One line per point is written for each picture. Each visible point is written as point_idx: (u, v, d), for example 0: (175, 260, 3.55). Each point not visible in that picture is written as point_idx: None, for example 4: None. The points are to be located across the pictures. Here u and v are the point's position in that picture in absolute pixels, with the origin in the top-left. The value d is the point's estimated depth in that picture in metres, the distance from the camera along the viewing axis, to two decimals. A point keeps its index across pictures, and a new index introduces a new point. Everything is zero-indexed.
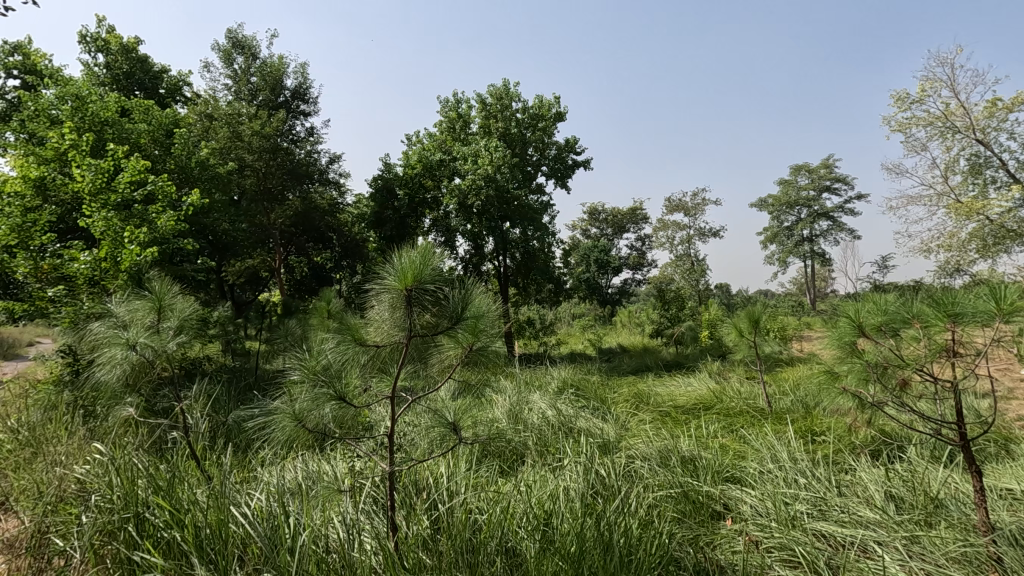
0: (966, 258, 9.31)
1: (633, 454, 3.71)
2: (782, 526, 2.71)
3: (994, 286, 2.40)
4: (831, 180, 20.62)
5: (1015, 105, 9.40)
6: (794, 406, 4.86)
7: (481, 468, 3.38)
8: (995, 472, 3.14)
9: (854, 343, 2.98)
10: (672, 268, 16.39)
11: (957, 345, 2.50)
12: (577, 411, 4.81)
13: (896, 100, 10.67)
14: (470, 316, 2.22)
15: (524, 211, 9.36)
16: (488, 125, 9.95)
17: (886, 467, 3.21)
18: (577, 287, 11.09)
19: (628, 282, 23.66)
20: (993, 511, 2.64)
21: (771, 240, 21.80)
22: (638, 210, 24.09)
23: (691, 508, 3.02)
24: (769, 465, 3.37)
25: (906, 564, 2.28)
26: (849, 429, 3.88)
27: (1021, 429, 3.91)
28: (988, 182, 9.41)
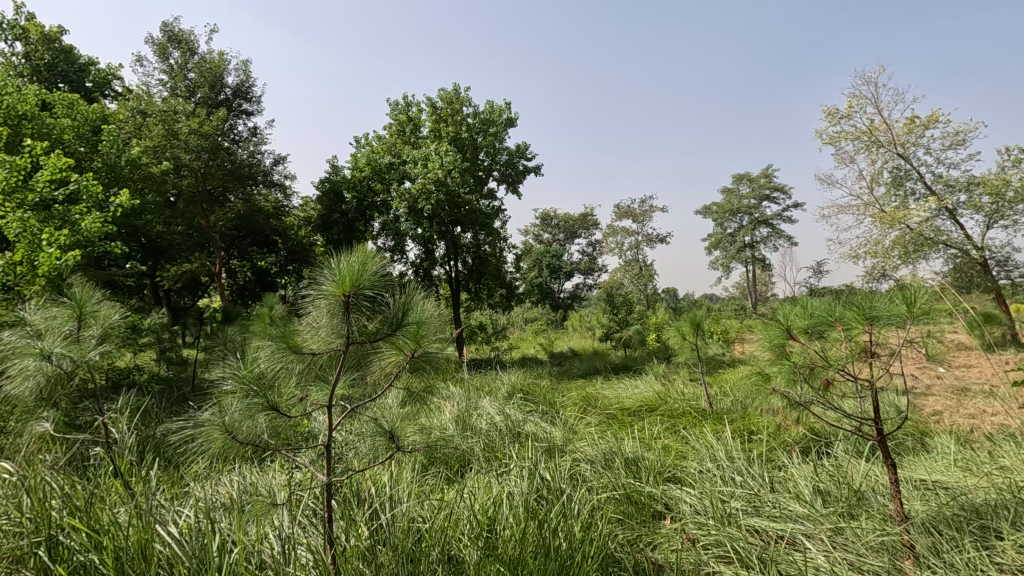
0: (890, 264, 9.93)
1: (579, 456, 3.75)
2: (718, 522, 2.80)
3: (906, 291, 2.56)
4: (770, 189, 21.62)
5: (931, 122, 10.12)
6: (733, 407, 5.06)
7: (427, 476, 3.33)
8: (910, 464, 3.36)
9: (784, 345, 3.10)
10: (622, 272, 16.79)
11: (875, 346, 2.65)
12: (525, 415, 4.82)
13: (827, 114, 11.30)
14: (411, 322, 2.19)
15: (475, 216, 9.36)
16: (438, 129, 9.90)
17: (815, 462, 3.38)
18: (529, 291, 11.18)
19: (579, 287, 24.09)
20: (908, 501, 2.82)
21: (715, 246, 22.64)
22: (589, 216, 24.58)
23: (633, 508, 3.08)
24: (708, 464, 3.49)
25: (830, 555, 2.40)
26: (781, 428, 4.06)
27: (933, 424, 4.21)
28: (908, 194, 10.07)
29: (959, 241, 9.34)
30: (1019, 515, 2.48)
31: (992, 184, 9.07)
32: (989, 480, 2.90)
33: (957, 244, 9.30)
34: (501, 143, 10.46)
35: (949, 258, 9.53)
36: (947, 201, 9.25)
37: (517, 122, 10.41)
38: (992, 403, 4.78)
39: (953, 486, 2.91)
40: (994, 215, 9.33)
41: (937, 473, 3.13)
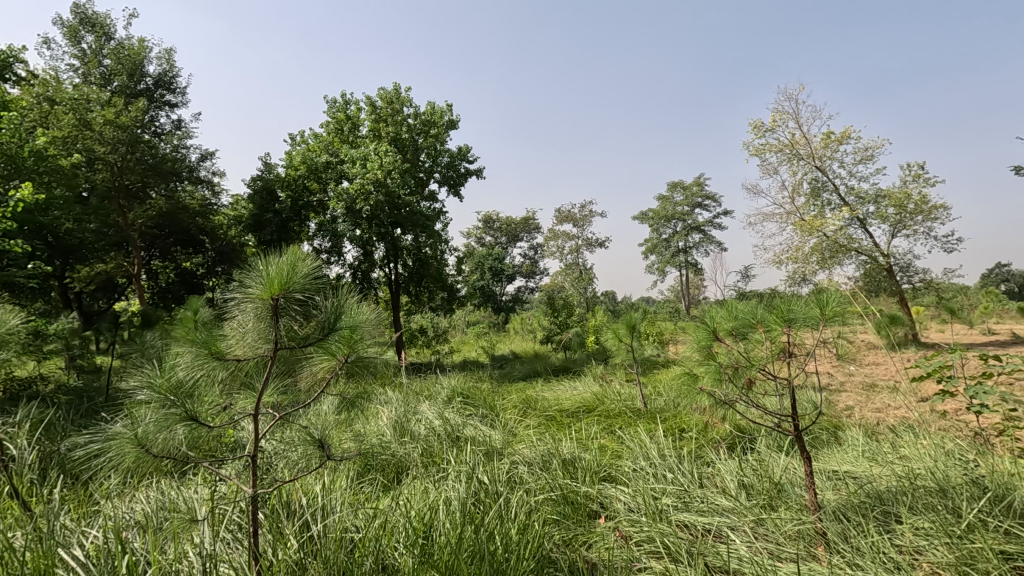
0: (809, 269, 10.62)
1: (517, 459, 3.77)
2: (650, 518, 2.89)
3: (820, 294, 2.75)
4: (702, 197, 22.66)
5: (844, 138, 10.92)
6: (666, 406, 5.25)
7: (362, 484, 3.25)
8: (824, 457, 3.60)
9: (711, 347, 3.25)
10: (562, 276, 17.07)
11: (793, 346, 2.82)
12: (464, 419, 4.80)
13: (753, 127, 11.96)
14: (344, 327, 2.13)
15: (416, 217, 9.24)
16: (378, 128, 9.71)
17: (740, 457, 3.55)
18: (470, 294, 11.16)
19: (521, 290, 24.29)
20: (821, 491, 3.02)
21: (651, 251, 23.44)
22: (530, 219, 24.85)
23: (570, 509, 3.12)
24: (642, 462, 3.60)
25: (752, 545, 2.53)
26: (710, 426, 4.25)
27: (845, 418, 4.53)
28: (825, 204, 10.81)
29: (868, 248, 10.12)
30: (915, 500, 2.72)
31: (896, 196, 9.90)
32: (891, 469, 3.16)
33: (867, 251, 10.07)
34: (442, 144, 10.41)
35: (860, 264, 10.30)
36: (858, 211, 10.01)
37: (458, 124, 10.40)
38: (896, 397, 5.20)
39: (860, 475, 3.14)
40: (898, 225, 10.19)
41: (847, 464, 3.38)
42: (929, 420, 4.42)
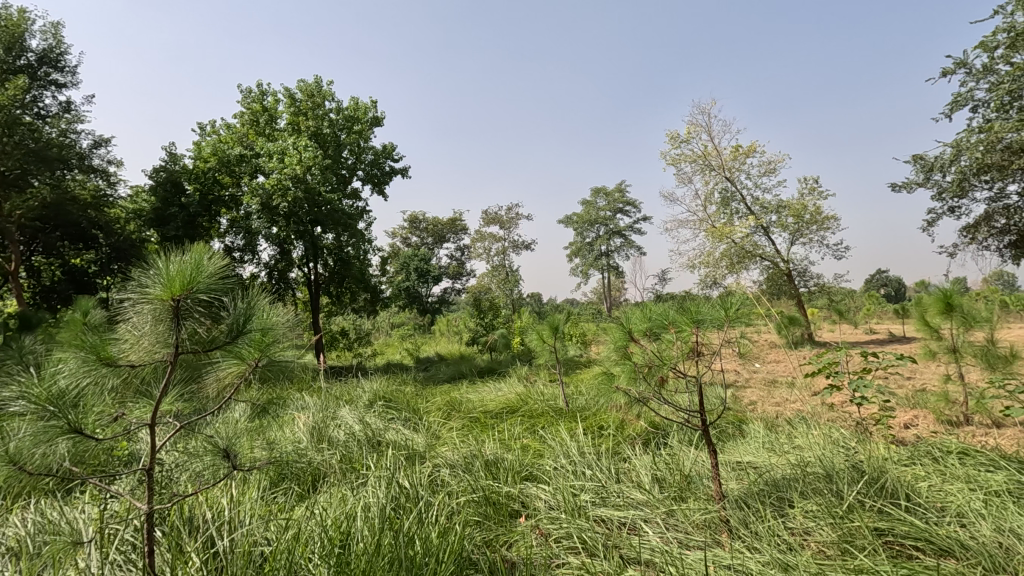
0: (719, 273, 11.32)
1: (439, 462, 3.73)
2: (569, 515, 2.96)
3: (725, 297, 2.94)
4: (623, 203, 23.59)
5: (751, 151, 11.75)
6: (586, 405, 5.39)
7: (276, 494, 3.09)
8: (729, 449, 3.85)
9: (627, 347, 3.38)
10: (489, 277, 17.14)
11: (700, 346, 2.99)
12: (386, 423, 4.69)
13: (670, 139, 12.61)
14: (255, 329, 2.02)
15: (337, 215, 8.93)
16: (297, 122, 9.29)
17: (654, 452, 3.72)
18: (394, 296, 10.94)
19: (447, 292, 24.13)
20: (726, 481, 3.23)
21: (575, 254, 24.07)
22: (457, 221, 24.78)
23: (491, 510, 3.12)
24: (562, 461, 3.68)
25: (664, 535, 2.66)
26: (627, 424, 4.42)
27: (749, 412, 4.87)
28: (733, 213, 11.56)
29: (771, 254, 10.94)
30: (805, 485, 2.97)
31: (794, 207, 10.78)
32: (786, 458, 3.44)
33: (770, 257, 10.88)
34: (366, 141, 10.16)
35: (764, 269, 11.11)
36: (763, 220, 10.81)
37: (383, 122, 10.24)
38: (792, 392, 5.66)
39: (760, 465, 3.39)
40: (796, 234, 11.10)
41: (749, 455, 3.63)
42: (820, 412, 4.84)
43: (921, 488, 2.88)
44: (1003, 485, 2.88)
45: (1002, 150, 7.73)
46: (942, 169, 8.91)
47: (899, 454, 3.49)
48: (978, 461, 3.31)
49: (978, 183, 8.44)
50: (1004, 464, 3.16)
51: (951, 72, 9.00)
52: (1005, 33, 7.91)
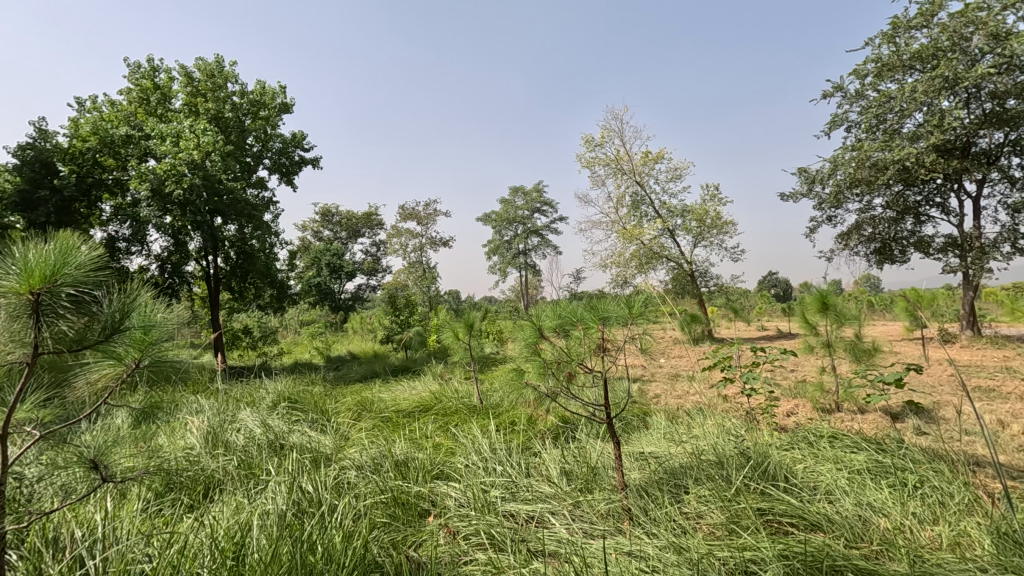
0: (629, 273, 11.84)
1: (346, 464, 3.61)
2: (479, 511, 2.98)
3: (630, 295, 3.08)
4: (541, 203, 24.08)
5: (659, 157, 12.38)
6: (500, 402, 5.43)
7: (161, 506, 2.83)
8: (634, 440, 4.03)
9: (537, 344, 3.44)
10: (405, 274, 16.84)
11: (606, 343, 3.10)
12: (291, 425, 4.46)
13: (585, 142, 13.00)
14: (135, 327, 1.82)
15: (240, 205, 8.37)
16: (194, 103, 8.58)
17: (562, 446, 3.83)
18: (304, 291, 10.44)
19: (362, 288, 23.45)
20: (628, 471, 3.38)
21: (494, 252, 24.22)
22: (373, 216, 24.12)
23: (399, 510, 3.06)
24: (474, 458, 3.69)
25: (570, 527, 2.74)
26: (538, 419, 4.50)
27: (653, 404, 5.13)
28: (643, 215, 12.14)
29: (676, 256, 11.61)
30: (698, 472, 3.18)
31: (697, 212, 11.50)
32: (684, 447, 3.65)
33: (676, 259, 11.54)
34: (273, 128, 9.62)
35: (670, 269, 11.76)
36: (669, 223, 11.44)
37: (292, 108, 9.75)
38: (692, 385, 6.03)
39: (660, 454, 3.58)
40: (699, 237, 11.85)
41: (651, 446, 3.82)
42: (715, 403, 5.20)
43: (798, 470, 3.17)
44: (864, 464, 3.25)
45: (870, 166, 8.73)
46: (822, 182, 9.87)
47: (781, 440, 3.83)
48: (845, 443, 3.70)
49: (851, 196, 9.41)
50: (866, 446, 3.57)
51: (830, 95, 10.01)
52: (874, 63, 8.92)
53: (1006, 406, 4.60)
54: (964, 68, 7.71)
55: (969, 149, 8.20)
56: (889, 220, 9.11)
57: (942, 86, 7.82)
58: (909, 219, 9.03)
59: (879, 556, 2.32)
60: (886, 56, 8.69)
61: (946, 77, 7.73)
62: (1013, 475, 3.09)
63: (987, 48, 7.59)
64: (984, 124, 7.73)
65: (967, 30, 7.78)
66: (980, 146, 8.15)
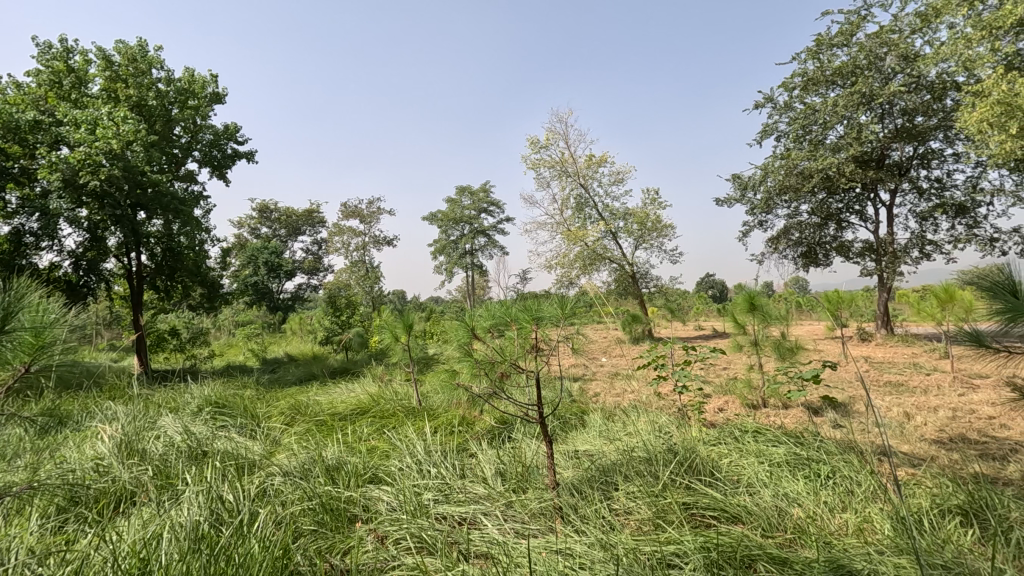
0: (572, 273, 12.02)
1: (273, 470, 3.45)
2: (410, 515, 2.91)
3: (562, 296, 3.10)
4: (488, 203, 24.11)
5: (602, 161, 12.63)
6: (439, 404, 5.36)
7: (61, 523, 2.60)
8: (570, 439, 4.07)
9: (469, 344, 3.40)
10: (347, 274, 16.41)
11: (539, 343, 3.11)
12: (215, 431, 4.23)
13: (531, 143, 13.10)
14: (24, 330, 1.61)
15: (165, 198, 7.88)
16: (113, 88, 8.00)
17: (498, 447, 3.82)
18: (237, 290, 9.98)
19: (302, 288, 22.68)
20: (561, 469, 3.41)
21: (440, 252, 24.04)
22: (314, 213, 23.41)
23: (328, 515, 2.95)
24: (408, 460, 3.62)
25: (502, 527, 2.72)
26: (476, 421, 4.46)
27: (591, 403, 5.20)
28: (587, 217, 12.34)
29: (618, 257, 11.88)
30: (628, 469, 3.25)
31: (639, 215, 11.82)
32: (616, 445, 3.72)
33: (618, 260, 11.80)
34: (203, 119, 9.16)
35: (613, 270, 12.03)
36: (612, 226, 11.69)
37: (224, 98, 9.33)
38: (630, 384, 6.17)
39: (593, 453, 3.62)
40: (640, 239, 12.18)
41: (585, 445, 3.86)
42: (650, 401, 5.34)
43: (722, 465, 3.29)
44: (783, 457, 3.42)
45: (797, 174, 9.24)
46: (754, 188, 10.36)
47: (709, 436, 3.97)
48: (767, 438, 3.88)
49: (780, 202, 9.90)
50: (785, 439, 3.76)
51: (762, 105, 10.53)
52: (801, 77, 9.42)
53: (911, 399, 4.97)
54: (879, 85, 8.29)
55: (884, 160, 8.83)
56: (814, 226, 9.67)
57: (860, 101, 8.38)
58: (831, 224, 9.60)
59: (793, 544, 2.43)
60: (812, 71, 9.19)
61: (863, 92, 8.29)
62: (913, 463, 3.34)
63: (898, 68, 8.21)
64: (896, 138, 8.34)
65: (881, 50, 8.37)
66: (893, 158, 8.79)
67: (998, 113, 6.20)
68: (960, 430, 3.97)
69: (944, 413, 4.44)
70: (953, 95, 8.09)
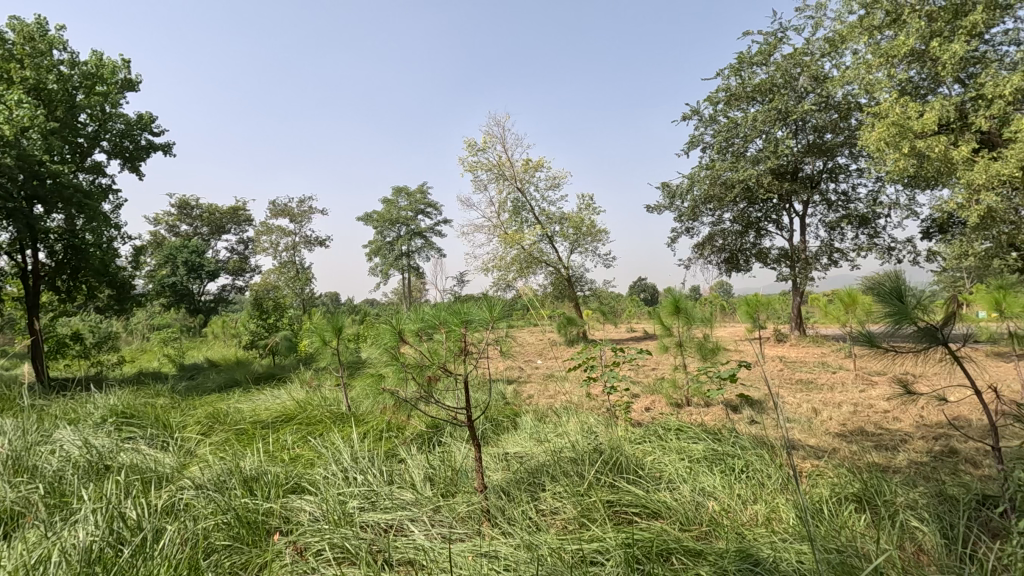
0: (509, 276, 12.08)
1: (184, 483, 3.23)
2: (334, 525, 2.81)
3: (492, 299, 3.09)
4: (425, 204, 23.82)
5: (539, 165, 12.79)
6: (369, 409, 5.22)
7: None
8: (501, 441, 4.08)
9: (396, 348, 3.33)
10: (276, 275, 15.70)
11: (468, 347, 3.08)
12: (120, 443, 3.91)
13: (468, 145, 13.07)
14: None
15: (67, 191, 7.23)
16: (6, 69, 7.27)
17: (428, 452, 3.76)
18: (151, 292, 9.31)
19: (227, 289, 21.49)
20: (491, 472, 3.41)
21: (375, 253, 23.48)
22: (240, 211, 22.27)
23: (244, 529, 2.79)
24: (333, 469, 3.50)
25: (429, 533, 2.69)
26: (406, 426, 4.38)
27: (524, 405, 5.24)
28: (523, 221, 12.44)
29: (554, 261, 12.07)
30: (556, 469, 3.30)
31: (574, 219, 12.06)
32: (546, 446, 3.76)
33: (554, 264, 11.99)
34: (113, 106, 8.50)
35: (549, 273, 12.20)
36: (548, 229, 11.86)
37: (137, 85, 8.71)
38: (563, 385, 6.26)
39: (523, 455, 3.65)
40: (575, 243, 12.42)
41: (516, 447, 3.88)
42: (581, 402, 5.44)
43: (646, 463, 3.41)
44: (702, 453, 3.58)
45: (720, 184, 9.75)
46: (681, 196, 10.82)
47: (634, 434, 4.10)
48: (689, 435, 4.05)
49: (706, 211, 10.41)
50: (705, 437, 3.93)
51: (689, 117, 11.03)
52: (724, 92, 9.94)
53: (819, 396, 5.35)
54: (794, 103, 8.90)
55: (798, 173, 9.47)
56: (736, 233, 10.23)
57: (776, 117, 8.97)
58: (751, 232, 10.19)
59: (708, 536, 2.55)
60: (734, 87, 9.73)
61: (780, 109, 8.88)
62: (817, 455, 3.59)
63: (810, 88, 8.85)
64: (808, 153, 8.97)
65: (795, 71, 8.99)
66: (806, 172, 9.44)
67: (894, 133, 6.82)
68: (859, 424, 4.32)
69: (846, 408, 4.82)
70: (857, 115, 8.80)
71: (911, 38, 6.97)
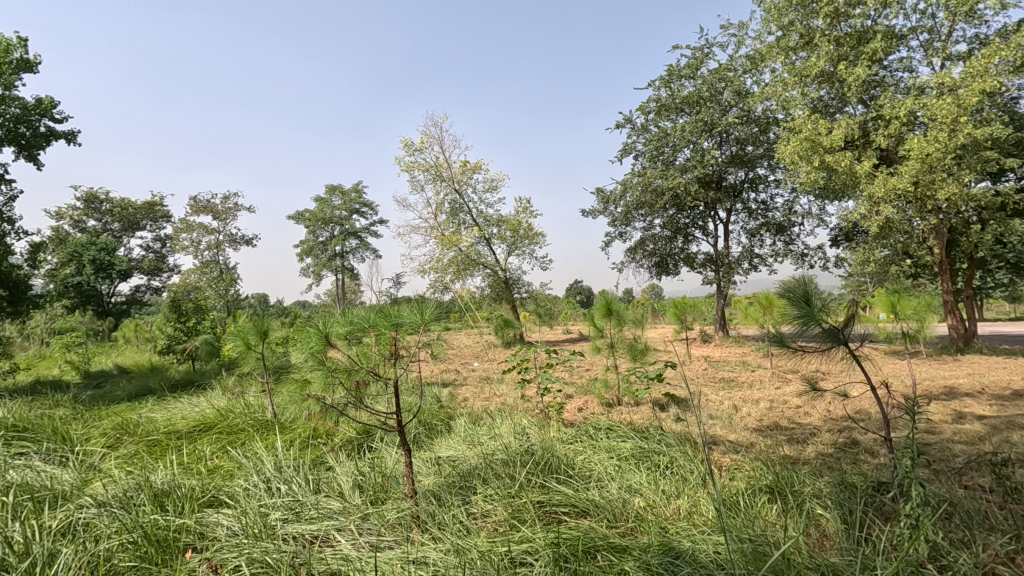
0: (446, 277, 11.97)
1: (83, 502, 2.97)
2: (254, 539, 2.66)
3: (423, 301, 3.04)
4: (360, 204, 23.21)
5: (477, 167, 12.78)
6: (297, 415, 5.01)
7: None
8: (434, 445, 4.03)
9: (323, 352, 3.21)
10: (196, 275, 14.75)
11: (398, 351, 3.01)
12: (9, 460, 3.54)
13: (404, 145, 12.85)
14: None
15: None
16: None
17: (357, 459, 3.66)
18: (51, 293, 8.51)
19: (141, 290, 19.99)
20: (422, 477, 3.36)
21: (307, 253, 22.61)
22: (157, 206, 20.80)
23: (153, 548, 2.58)
24: (255, 479, 3.33)
25: (356, 542, 2.60)
26: (335, 433, 4.24)
27: (459, 408, 5.21)
28: (461, 222, 12.37)
29: (492, 263, 12.08)
30: (488, 472, 3.30)
31: (511, 222, 12.12)
32: (479, 448, 3.76)
33: (491, 266, 12.00)
34: (7, 88, 7.74)
35: (486, 275, 12.20)
36: (485, 231, 11.86)
37: (36, 66, 7.97)
38: (498, 388, 6.27)
39: (456, 458, 3.62)
40: (512, 246, 12.49)
41: (449, 450, 3.85)
42: (516, 404, 5.46)
43: (576, 463, 3.47)
44: (630, 451, 3.69)
45: (651, 191, 10.13)
46: (615, 201, 11.14)
47: (566, 435, 4.17)
48: (618, 434, 4.16)
49: (638, 216, 10.76)
50: (633, 435, 4.06)
51: (622, 125, 11.38)
52: (655, 102, 10.34)
53: (739, 394, 5.65)
54: (718, 115, 9.39)
55: (722, 182, 9.98)
56: (666, 238, 10.65)
57: (703, 128, 9.43)
58: (679, 237, 10.64)
59: (634, 531, 2.63)
60: (664, 97, 10.14)
61: (706, 121, 9.34)
62: (736, 449, 3.79)
63: (733, 102, 9.37)
64: (731, 163, 9.49)
65: (719, 85, 9.49)
66: (730, 181, 9.98)
67: (806, 147, 7.34)
68: (774, 419, 4.60)
69: (763, 404, 5.12)
70: (774, 129, 9.41)
71: (821, 60, 7.53)
